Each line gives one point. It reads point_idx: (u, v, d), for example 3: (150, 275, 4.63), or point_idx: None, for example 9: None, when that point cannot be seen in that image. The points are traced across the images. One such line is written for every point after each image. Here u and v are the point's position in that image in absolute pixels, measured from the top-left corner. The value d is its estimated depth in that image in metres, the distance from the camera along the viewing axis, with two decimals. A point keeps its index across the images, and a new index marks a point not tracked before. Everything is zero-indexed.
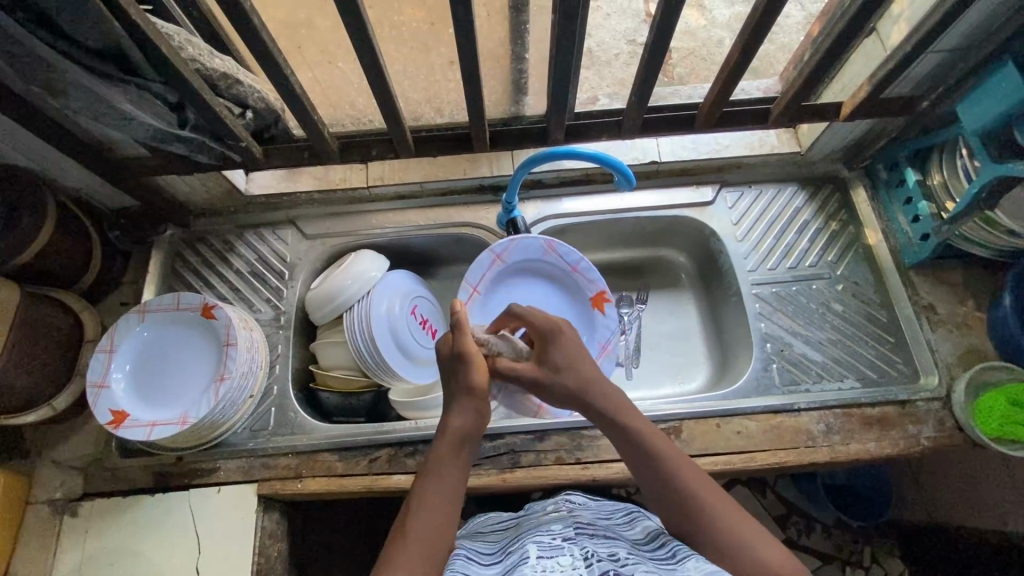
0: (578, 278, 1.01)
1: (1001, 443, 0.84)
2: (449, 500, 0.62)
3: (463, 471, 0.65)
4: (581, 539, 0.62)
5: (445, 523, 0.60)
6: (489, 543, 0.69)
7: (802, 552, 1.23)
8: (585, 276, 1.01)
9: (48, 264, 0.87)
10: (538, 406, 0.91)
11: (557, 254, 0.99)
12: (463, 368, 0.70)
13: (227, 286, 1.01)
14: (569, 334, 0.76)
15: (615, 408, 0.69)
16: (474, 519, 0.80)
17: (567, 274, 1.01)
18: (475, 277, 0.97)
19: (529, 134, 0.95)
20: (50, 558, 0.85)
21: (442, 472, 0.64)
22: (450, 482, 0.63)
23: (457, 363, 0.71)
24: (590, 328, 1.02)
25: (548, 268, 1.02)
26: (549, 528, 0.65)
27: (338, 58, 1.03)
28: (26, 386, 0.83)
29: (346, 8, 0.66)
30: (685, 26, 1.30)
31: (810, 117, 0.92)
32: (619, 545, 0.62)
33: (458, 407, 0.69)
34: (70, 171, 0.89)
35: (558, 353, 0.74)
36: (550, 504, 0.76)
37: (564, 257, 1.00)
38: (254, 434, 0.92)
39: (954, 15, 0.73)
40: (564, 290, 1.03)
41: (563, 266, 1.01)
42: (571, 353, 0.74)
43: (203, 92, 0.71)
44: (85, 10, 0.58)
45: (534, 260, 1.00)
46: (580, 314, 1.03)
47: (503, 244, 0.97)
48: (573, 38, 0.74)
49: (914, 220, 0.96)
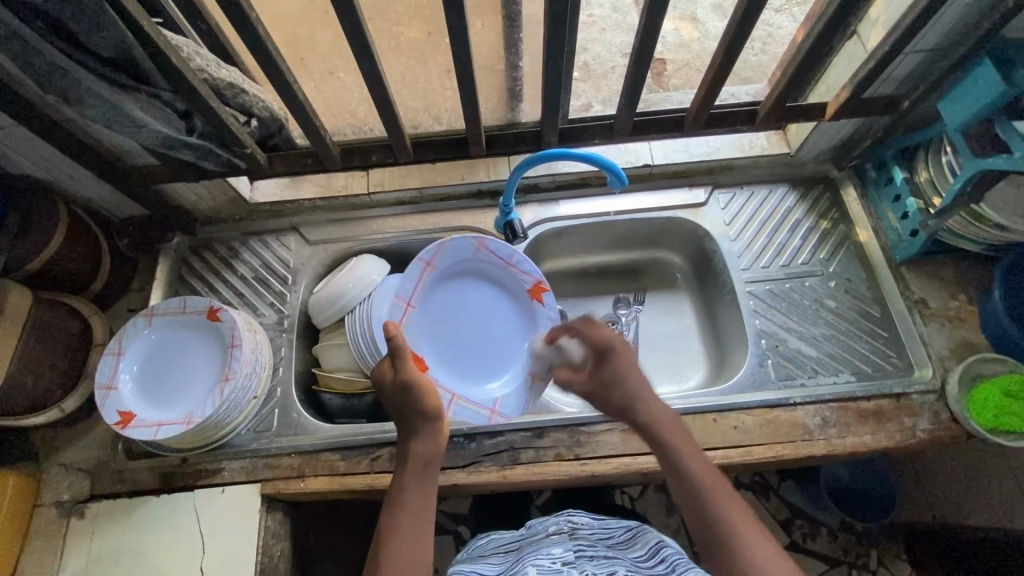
0: (513, 272, 1.01)
1: (997, 435, 0.85)
2: (424, 514, 0.66)
3: (432, 490, 0.69)
4: (581, 563, 0.63)
5: (424, 534, 0.65)
6: (492, 564, 0.69)
7: (809, 556, 1.23)
8: (520, 269, 1.00)
9: (58, 270, 0.90)
10: (488, 411, 0.94)
11: (490, 251, 1.00)
12: (411, 397, 0.72)
13: (232, 291, 1.04)
14: (622, 352, 0.78)
15: (664, 424, 0.73)
16: (476, 540, 0.79)
17: (505, 271, 1.01)
18: (408, 290, 0.96)
19: (525, 137, 0.98)
20: (56, 560, 0.86)
21: (415, 496, 0.67)
22: (421, 508, 0.67)
23: (402, 394, 0.72)
24: (529, 321, 1.02)
25: (481, 266, 1.02)
26: (549, 551, 0.65)
27: (339, 68, 1.09)
28: (34, 389, 0.84)
29: (346, 16, 0.69)
30: (678, 40, 1.34)
31: (797, 116, 0.95)
32: (618, 566, 0.63)
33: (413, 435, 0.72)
34: (81, 181, 0.92)
35: (606, 375, 0.78)
36: (551, 524, 0.74)
37: (497, 253, 1.00)
38: (258, 435, 0.93)
39: (928, 15, 0.75)
40: (500, 288, 1.02)
41: (498, 263, 1.01)
42: (621, 371, 0.77)
43: (210, 100, 0.74)
44: (100, 21, 0.62)
45: (466, 260, 1.00)
46: (518, 307, 1.02)
47: (431, 250, 0.96)
48: (563, 42, 0.76)
49: (903, 217, 0.98)
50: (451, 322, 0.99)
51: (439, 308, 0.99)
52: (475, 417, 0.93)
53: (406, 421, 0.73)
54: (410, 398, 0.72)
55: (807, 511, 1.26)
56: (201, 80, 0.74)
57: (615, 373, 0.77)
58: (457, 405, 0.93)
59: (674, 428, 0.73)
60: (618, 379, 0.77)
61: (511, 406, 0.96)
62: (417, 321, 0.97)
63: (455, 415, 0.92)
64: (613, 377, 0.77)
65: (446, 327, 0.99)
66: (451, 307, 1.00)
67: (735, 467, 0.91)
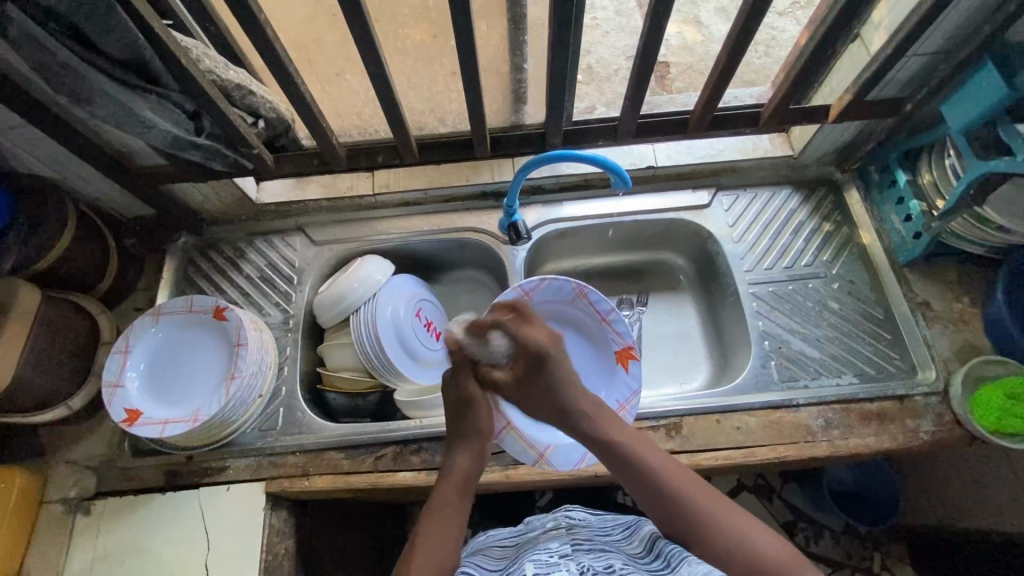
0: (606, 329, 0.98)
1: (1001, 438, 0.85)
2: (454, 524, 0.66)
3: (465, 507, 0.68)
4: (578, 556, 0.64)
5: (450, 545, 0.64)
6: (492, 556, 0.70)
7: (812, 559, 1.23)
8: (614, 328, 0.97)
9: (66, 268, 0.91)
10: (538, 453, 0.88)
11: (587, 300, 0.97)
12: (471, 412, 0.73)
13: (238, 290, 1.05)
14: (556, 355, 0.71)
15: (598, 420, 0.71)
16: (475, 536, 0.78)
17: (596, 324, 0.99)
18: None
19: (529, 139, 0.99)
20: (62, 556, 0.87)
21: (448, 509, 0.66)
22: (453, 516, 0.66)
23: (463, 407, 0.73)
24: (610, 384, 0.96)
25: (575, 315, 0.99)
26: (546, 546, 0.65)
27: (346, 70, 1.10)
28: (43, 387, 0.86)
29: (353, 18, 0.70)
30: (682, 43, 1.34)
31: (800, 118, 0.96)
32: (614, 558, 0.64)
33: (455, 450, 0.73)
34: (90, 181, 0.93)
35: (537, 378, 0.71)
36: (549, 521, 0.74)
37: (594, 303, 0.98)
38: (263, 433, 0.94)
39: (931, 18, 0.76)
40: (587, 341, 0.99)
41: (591, 312, 0.98)
42: (557, 377, 0.71)
43: (219, 102, 0.75)
44: (111, 23, 0.63)
45: (562, 302, 0.98)
46: (601, 368, 0.97)
47: (533, 281, 0.95)
48: (567, 44, 0.77)
49: (907, 219, 0.98)
50: None
51: None
52: (521, 453, 0.88)
53: (457, 432, 0.74)
54: (472, 410, 0.73)
55: (810, 514, 1.25)
56: (210, 82, 0.75)
57: (543, 373, 0.71)
58: (508, 435, 0.88)
59: (615, 427, 0.70)
60: (543, 383, 0.71)
61: (561, 460, 0.88)
62: None
63: (502, 443, 0.88)
64: (549, 384, 0.71)
65: None
66: None
67: (738, 468, 0.91)
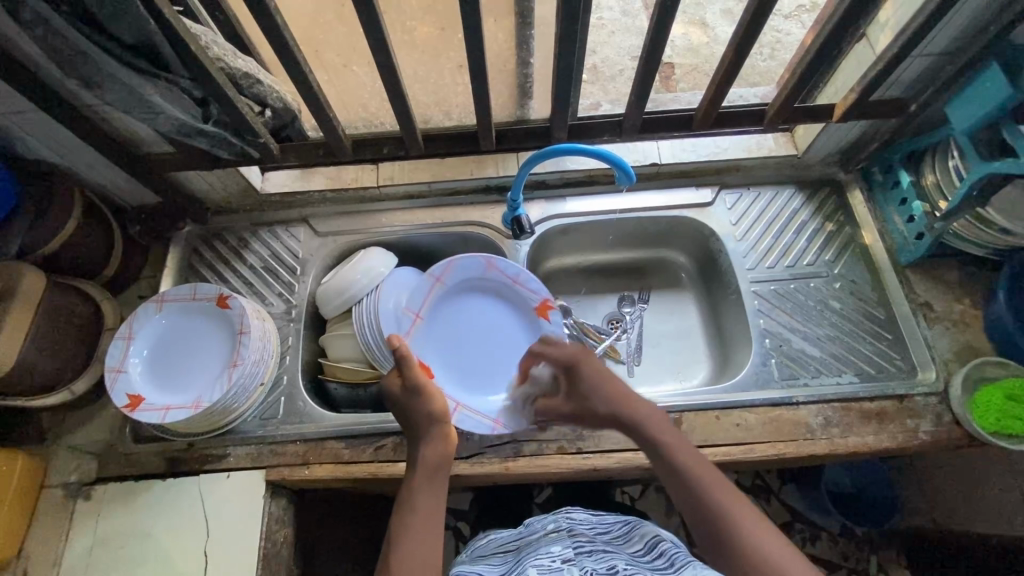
0: (522, 291, 1.01)
1: (999, 438, 0.85)
2: (431, 514, 0.68)
3: (439, 493, 0.70)
4: (580, 559, 0.64)
5: (431, 543, 0.65)
6: (494, 567, 0.70)
7: (808, 559, 1.23)
8: (527, 287, 1.00)
9: (71, 254, 0.91)
10: (493, 421, 0.93)
11: (496, 269, 1.00)
12: (421, 400, 0.74)
13: (241, 280, 1.05)
14: (586, 364, 0.84)
15: (655, 424, 0.76)
16: (476, 542, 0.80)
17: (512, 290, 1.02)
18: (417, 302, 0.98)
19: (535, 132, 0.99)
20: (63, 541, 0.87)
21: (424, 500, 0.68)
22: (428, 504, 0.68)
23: (416, 396, 0.75)
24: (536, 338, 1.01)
25: (491, 285, 1.02)
26: (548, 550, 0.66)
27: (353, 62, 1.11)
28: (46, 371, 0.86)
29: (363, 8, 0.70)
30: (688, 44, 1.35)
31: (805, 118, 0.96)
32: (617, 559, 0.65)
33: (422, 440, 0.73)
34: (96, 168, 0.94)
35: (579, 389, 0.83)
36: (550, 522, 0.75)
37: (504, 271, 1.00)
38: (263, 422, 0.94)
39: (937, 18, 0.76)
40: (507, 306, 1.03)
41: (504, 281, 1.01)
42: (589, 386, 0.82)
43: (228, 90, 0.75)
44: (123, 6, 0.63)
45: (474, 279, 1.01)
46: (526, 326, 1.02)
47: (441, 265, 0.98)
48: (575, 36, 0.77)
49: (909, 220, 0.98)
50: (462, 342, 1.00)
51: (444, 326, 1.00)
52: (480, 427, 0.91)
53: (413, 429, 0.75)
54: (420, 399, 0.74)
55: (808, 515, 1.25)
56: (219, 69, 0.76)
57: (578, 384, 0.83)
58: (462, 413, 0.92)
59: (670, 434, 0.75)
60: (586, 387, 0.82)
61: (516, 419, 0.93)
62: (424, 333, 0.98)
63: (459, 422, 0.91)
64: (586, 392, 0.82)
65: (456, 344, 1.00)
66: (456, 325, 1.01)
67: (737, 465, 0.91)
